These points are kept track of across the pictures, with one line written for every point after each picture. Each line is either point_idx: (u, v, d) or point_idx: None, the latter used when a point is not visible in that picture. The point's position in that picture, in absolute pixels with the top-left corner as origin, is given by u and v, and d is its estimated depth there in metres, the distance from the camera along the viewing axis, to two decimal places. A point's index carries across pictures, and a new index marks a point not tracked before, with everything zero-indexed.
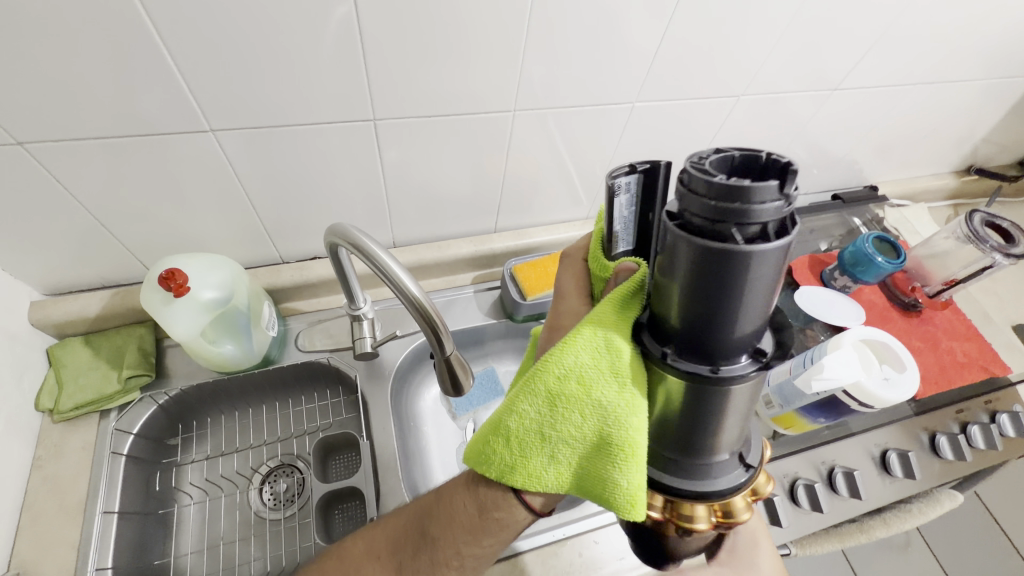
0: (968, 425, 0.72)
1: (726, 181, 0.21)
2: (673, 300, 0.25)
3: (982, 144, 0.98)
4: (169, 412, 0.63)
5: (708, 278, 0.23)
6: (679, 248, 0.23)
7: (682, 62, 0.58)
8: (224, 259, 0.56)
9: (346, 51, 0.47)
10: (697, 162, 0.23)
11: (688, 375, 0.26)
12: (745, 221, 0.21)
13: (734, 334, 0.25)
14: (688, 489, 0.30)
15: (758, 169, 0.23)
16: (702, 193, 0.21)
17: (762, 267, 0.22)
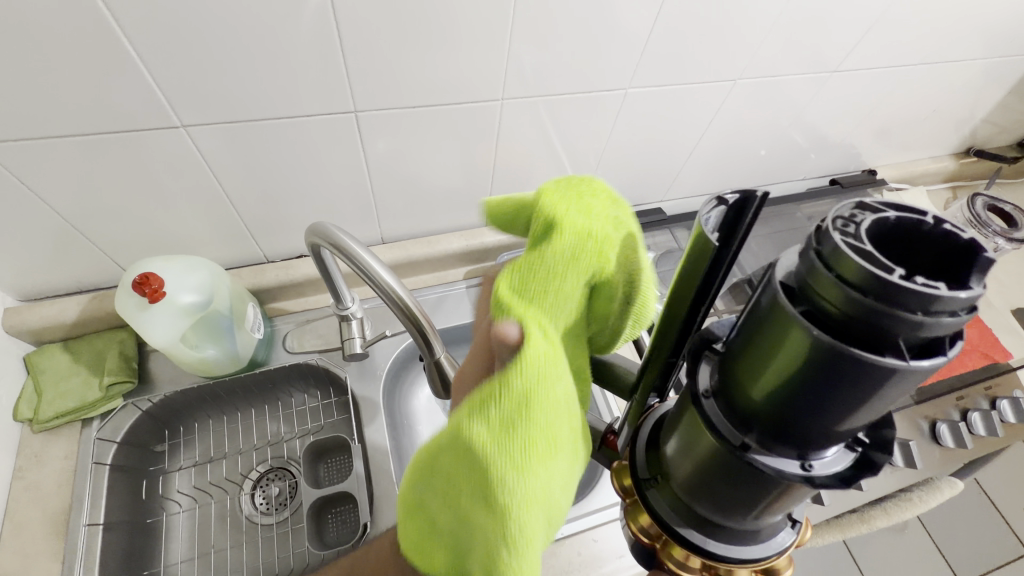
0: (969, 413, 0.70)
1: (906, 280, 0.16)
2: (770, 390, 0.20)
3: (982, 125, 0.97)
4: (154, 418, 0.61)
5: (845, 383, 0.18)
6: (800, 338, 0.18)
7: (676, 45, 0.55)
8: (202, 261, 0.54)
9: (321, 38, 0.44)
10: (851, 232, 0.17)
11: (777, 474, 0.21)
12: (915, 332, 0.16)
13: (840, 433, 0.20)
14: (734, 557, 0.26)
15: (920, 240, 0.18)
16: (867, 283, 0.16)
17: (911, 381, 0.17)
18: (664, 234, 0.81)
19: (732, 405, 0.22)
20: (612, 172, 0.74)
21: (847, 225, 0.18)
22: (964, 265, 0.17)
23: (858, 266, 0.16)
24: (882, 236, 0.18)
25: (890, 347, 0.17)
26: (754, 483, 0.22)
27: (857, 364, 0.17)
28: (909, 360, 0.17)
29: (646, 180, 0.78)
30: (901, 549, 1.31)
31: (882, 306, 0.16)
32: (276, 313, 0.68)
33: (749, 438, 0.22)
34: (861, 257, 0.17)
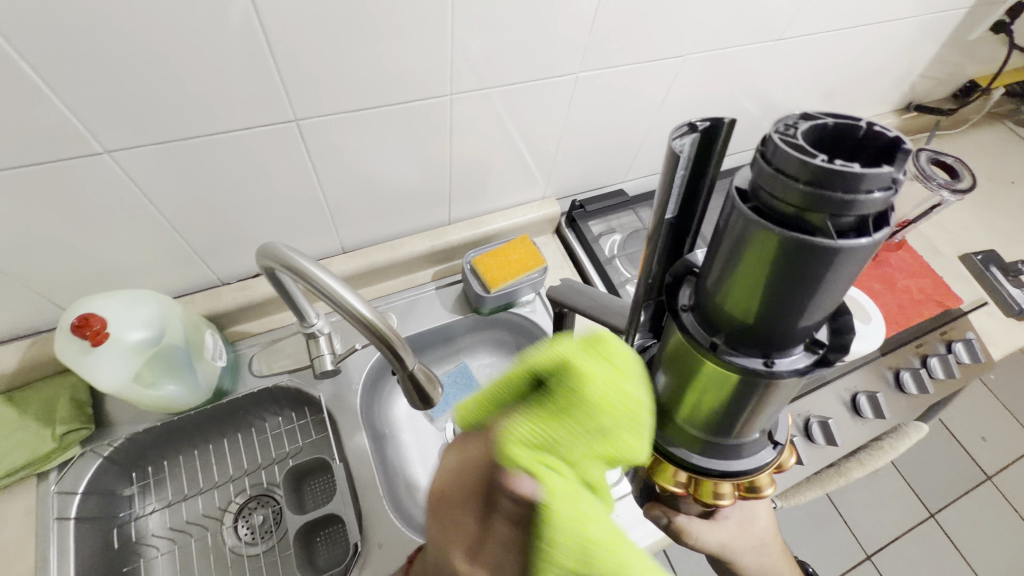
0: (928, 358, 0.74)
1: (829, 162, 0.17)
2: (737, 288, 0.21)
3: (919, 80, 1.00)
4: (118, 462, 0.58)
5: (792, 266, 0.19)
6: (753, 233, 0.19)
7: (622, 25, 0.54)
8: (147, 293, 0.50)
9: (247, 44, 0.41)
10: (786, 132, 0.19)
11: (742, 370, 0.23)
12: (843, 211, 0.17)
13: (799, 324, 0.21)
14: (714, 469, 0.28)
15: (856, 144, 0.19)
16: (797, 169, 0.17)
17: (849, 263, 0.19)
18: (629, 215, 0.82)
19: (706, 312, 0.24)
20: (572, 158, 0.73)
21: (787, 130, 0.19)
22: (892, 157, 0.18)
23: (788, 155, 0.18)
24: (819, 137, 0.20)
25: (822, 229, 0.18)
26: (727, 381, 0.24)
27: (804, 248, 0.18)
28: (841, 241, 0.18)
29: (606, 163, 0.78)
30: (876, 489, 1.39)
31: (817, 187, 0.17)
32: (239, 336, 0.65)
33: (717, 337, 0.24)
34: (790, 150, 0.18)
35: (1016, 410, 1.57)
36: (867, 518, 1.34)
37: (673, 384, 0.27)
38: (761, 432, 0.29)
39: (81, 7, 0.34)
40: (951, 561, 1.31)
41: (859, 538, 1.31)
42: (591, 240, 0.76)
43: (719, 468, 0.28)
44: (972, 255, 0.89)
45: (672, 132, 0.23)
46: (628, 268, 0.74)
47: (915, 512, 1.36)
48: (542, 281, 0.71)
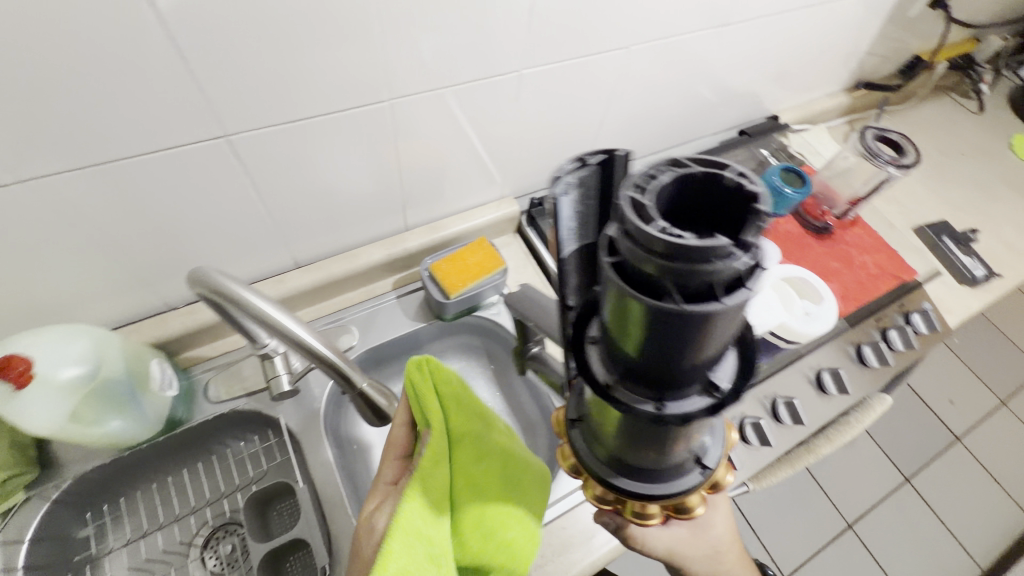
0: (888, 331, 0.75)
1: (667, 232, 0.18)
2: (620, 337, 0.23)
3: (867, 58, 1.02)
4: (70, 503, 0.55)
5: (660, 326, 0.20)
6: (619, 294, 0.21)
7: (560, 19, 0.54)
8: (78, 328, 0.48)
9: (158, 61, 0.39)
10: (641, 191, 0.20)
11: (632, 411, 0.25)
12: (685, 277, 0.19)
13: (685, 370, 0.23)
14: (638, 492, 0.31)
15: (724, 195, 0.20)
16: (649, 238, 0.18)
17: (710, 323, 0.20)
18: None
19: (608, 355, 0.25)
20: (527, 156, 0.72)
21: (644, 188, 0.20)
22: (746, 216, 0.19)
23: (637, 222, 0.19)
24: (685, 190, 0.21)
25: (668, 294, 0.19)
26: (628, 417, 0.26)
27: (658, 314, 0.19)
28: (686, 307, 0.19)
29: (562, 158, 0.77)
30: (853, 459, 1.42)
31: (665, 257, 0.18)
32: (192, 362, 0.62)
33: (613, 377, 0.26)
34: (643, 219, 0.19)
35: (981, 372, 1.63)
36: (847, 488, 1.37)
37: (592, 407, 0.30)
38: (688, 454, 0.31)
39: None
40: (928, 522, 1.35)
41: (840, 508, 1.34)
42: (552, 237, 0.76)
43: (644, 492, 0.31)
44: (925, 227, 0.91)
45: (560, 168, 0.30)
46: None
47: (891, 478, 1.41)
48: (505, 282, 0.70)
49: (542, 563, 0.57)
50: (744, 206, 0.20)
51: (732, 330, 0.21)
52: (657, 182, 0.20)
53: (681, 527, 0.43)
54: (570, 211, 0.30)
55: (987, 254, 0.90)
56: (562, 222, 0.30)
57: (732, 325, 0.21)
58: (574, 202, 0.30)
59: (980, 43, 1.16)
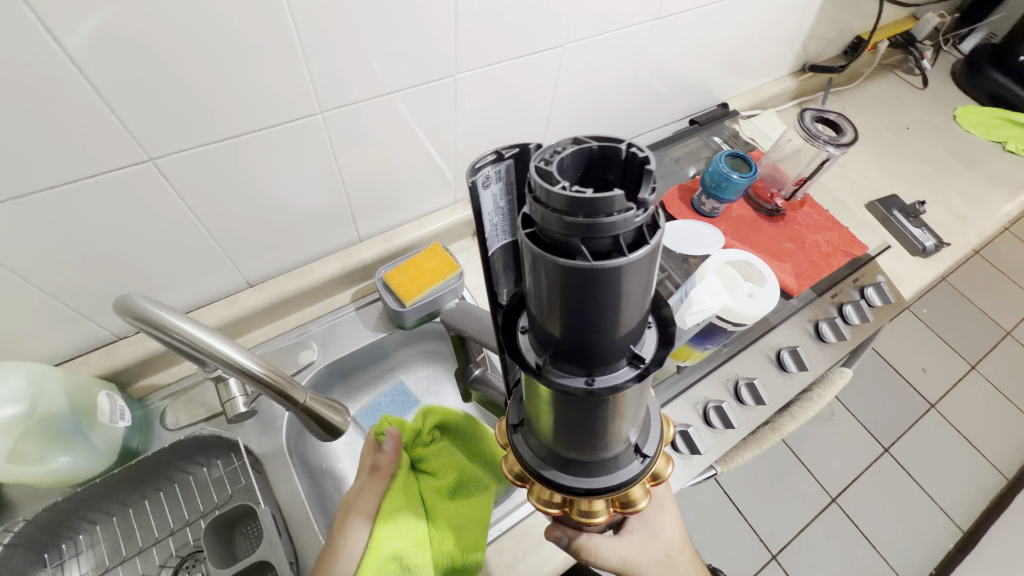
0: (843, 306, 0.77)
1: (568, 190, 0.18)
2: (541, 310, 0.22)
3: (810, 41, 1.04)
4: (24, 547, 0.53)
5: (575, 291, 0.20)
6: (535, 263, 0.20)
7: (488, 22, 0.54)
8: (12, 365, 0.46)
9: (74, 89, 0.38)
10: (545, 162, 0.19)
11: (564, 390, 0.24)
12: (592, 233, 0.18)
13: (609, 340, 0.23)
14: (581, 487, 0.31)
15: (619, 166, 0.20)
16: (554, 198, 0.18)
17: (623, 281, 0.20)
18: None
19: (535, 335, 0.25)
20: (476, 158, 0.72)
21: (548, 159, 0.20)
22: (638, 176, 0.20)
23: (542, 185, 0.18)
24: (585, 163, 0.20)
25: (579, 253, 0.19)
26: (563, 398, 0.25)
27: (571, 273, 0.19)
28: (596, 263, 0.19)
29: None
30: (832, 433, 1.45)
31: (569, 214, 0.18)
32: (147, 391, 0.62)
33: (544, 358, 0.25)
34: (547, 181, 0.18)
35: (949, 338, 1.67)
36: (828, 462, 1.40)
37: (528, 393, 0.29)
38: (626, 445, 0.31)
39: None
40: (908, 489, 1.38)
41: (823, 483, 1.37)
42: None
43: (586, 485, 0.31)
44: (875, 202, 0.93)
45: (474, 163, 0.24)
46: None
47: (870, 448, 1.44)
48: (462, 286, 0.70)
49: (514, 562, 0.57)
50: (637, 171, 0.20)
51: (646, 289, 0.21)
52: (559, 153, 0.20)
53: (632, 536, 0.44)
54: (495, 204, 0.27)
55: (935, 224, 0.92)
56: (486, 219, 0.27)
57: (645, 284, 0.21)
58: (500, 198, 0.27)
59: (919, 20, 1.20)
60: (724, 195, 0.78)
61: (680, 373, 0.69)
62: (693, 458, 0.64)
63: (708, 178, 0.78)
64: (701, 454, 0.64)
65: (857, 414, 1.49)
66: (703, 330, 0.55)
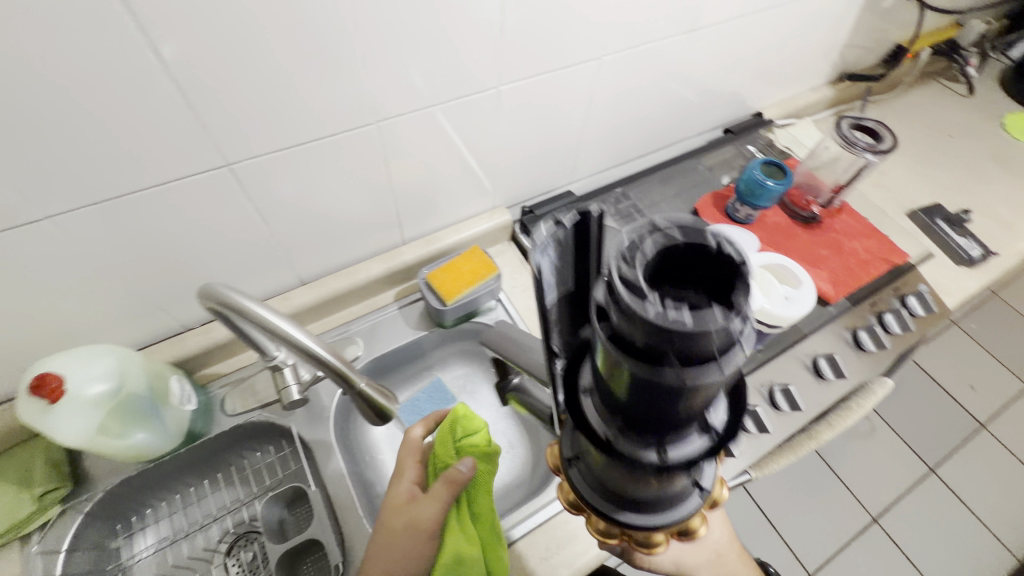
0: (883, 315, 0.76)
1: (661, 315, 0.20)
2: (618, 388, 0.25)
3: (846, 50, 1.04)
4: (101, 517, 0.59)
5: (659, 388, 0.22)
6: (621, 361, 0.23)
7: (531, 36, 0.57)
8: (103, 347, 0.52)
9: (172, 101, 0.43)
10: (629, 266, 0.21)
11: (635, 457, 0.27)
12: (683, 350, 0.21)
13: (683, 416, 0.25)
14: (643, 522, 0.31)
15: (704, 263, 0.22)
16: (642, 319, 0.20)
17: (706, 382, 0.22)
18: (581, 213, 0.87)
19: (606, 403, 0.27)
20: (514, 165, 0.76)
21: (632, 258, 0.21)
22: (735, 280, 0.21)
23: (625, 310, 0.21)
24: (669, 259, 0.22)
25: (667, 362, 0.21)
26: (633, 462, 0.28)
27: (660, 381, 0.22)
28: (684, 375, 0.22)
29: (548, 167, 0.80)
30: (873, 450, 1.40)
31: (653, 347, 0.22)
32: (208, 379, 0.66)
33: (613, 428, 0.28)
34: (634, 293, 0.21)
35: (1001, 355, 1.59)
36: (868, 481, 1.35)
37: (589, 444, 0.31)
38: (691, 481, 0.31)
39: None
40: (956, 513, 1.32)
41: (862, 501, 1.32)
42: None
43: (651, 521, 0.31)
44: (917, 210, 0.92)
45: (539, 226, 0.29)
46: None
47: (914, 467, 1.38)
48: (499, 287, 0.73)
49: (549, 554, 0.58)
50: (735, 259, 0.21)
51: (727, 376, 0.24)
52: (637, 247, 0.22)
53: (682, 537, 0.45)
54: (550, 269, 0.29)
55: (982, 234, 0.90)
56: (543, 279, 0.29)
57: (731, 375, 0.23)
58: (553, 261, 0.29)
59: (964, 26, 1.17)
60: (760, 202, 0.79)
61: None
62: (727, 460, 0.63)
63: (743, 185, 0.79)
64: (735, 457, 0.64)
65: (899, 431, 1.44)
66: None
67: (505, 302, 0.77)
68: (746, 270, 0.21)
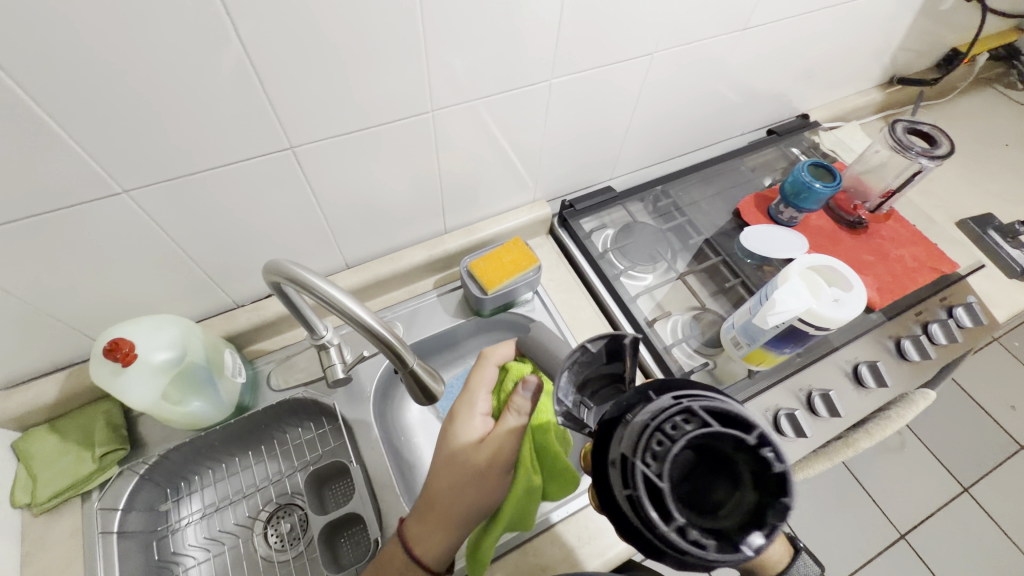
0: (929, 325, 0.74)
1: (684, 527, 0.28)
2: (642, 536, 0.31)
3: (899, 53, 1.01)
4: (154, 479, 0.62)
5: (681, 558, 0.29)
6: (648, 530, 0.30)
7: (586, 30, 0.58)
8: (168, 317, 0.54)
9: (244, 83, 0.45)
10: (659, 471, 0.29)
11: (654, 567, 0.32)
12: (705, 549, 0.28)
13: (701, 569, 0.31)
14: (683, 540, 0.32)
15: (737, 455, 0.30)
16: (670, 525, 0.28)
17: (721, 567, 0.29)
18: (619, 210, 0.87)
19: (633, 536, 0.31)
20: (556, 159, 0.76)
21: (661, 448, 0.30)
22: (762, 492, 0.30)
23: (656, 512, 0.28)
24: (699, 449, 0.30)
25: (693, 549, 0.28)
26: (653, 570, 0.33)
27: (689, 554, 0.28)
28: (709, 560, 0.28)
29: (589, 162, 0.81)
30: (904, 465, 1.37)
31: (676, 548, 0.28)
32: (256, 354, 0.69)
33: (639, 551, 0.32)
34: (665, 502, 0.28)
35: None
36: (898, 497, 1.31)
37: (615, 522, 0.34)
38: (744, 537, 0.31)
39: (87, 56, 0.38)
40: (990, 536, 1.28)
41: (892, 518, 1.28)
42: (583, 237, 0.81)
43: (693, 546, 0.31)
44: (968, 220, 0.89)
45: (570, 352, 0.42)
46: (620, 260, 0.81)
47: (947, 486, 1.34)
48: (538, 279, 0.74)
49: (579, 544, 0.59)
50: (782, 483, 0.29)
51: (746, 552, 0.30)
52: (678, 445, 0.29)
53: None
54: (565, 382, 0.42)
55: None
56: (563, 389, 0.42)
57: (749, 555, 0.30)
58: (568, 379, 0.43)
59: None
60: (806, 204, 0.78)
61: (752, 378, 0.68)
62: None
63: (788, 186, 0.79)
64: None
65: (932, 448, 1.40)
66: (783, 333, 0.56)
67: (541, 295, 0.78)
68: (784, 495, 0.29)
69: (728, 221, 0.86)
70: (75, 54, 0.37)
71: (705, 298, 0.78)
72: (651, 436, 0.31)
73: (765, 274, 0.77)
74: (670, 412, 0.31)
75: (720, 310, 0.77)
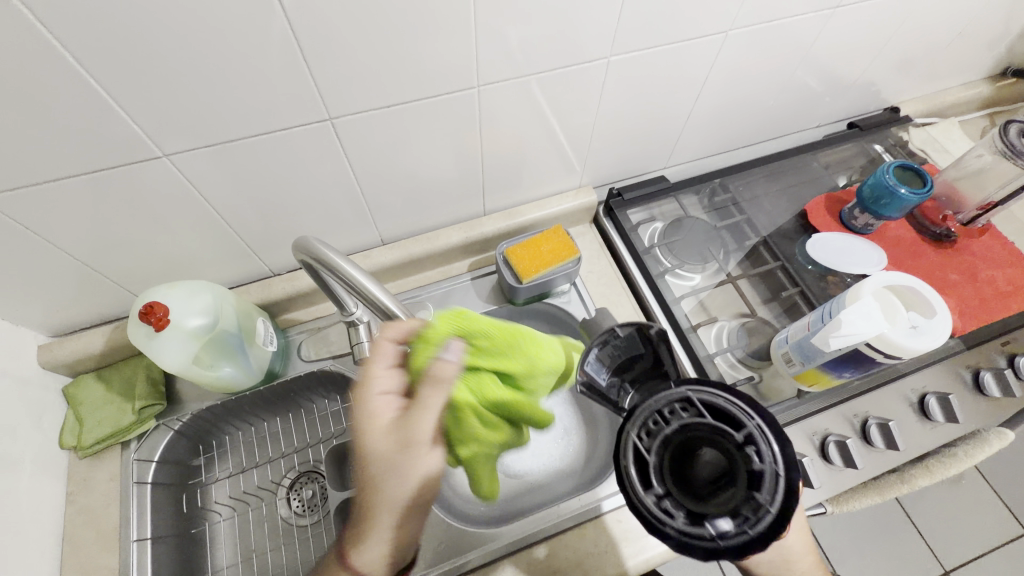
0: (1016, 357, 0.66)
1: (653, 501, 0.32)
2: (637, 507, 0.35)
3: (1019, 41, 0.88)
4: (187, 435, 0.64)
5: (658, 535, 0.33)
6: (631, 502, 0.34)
7: (657, 4, 0.52)
8: (203, 284, 0.56)
9: (284, 48, 0.43)
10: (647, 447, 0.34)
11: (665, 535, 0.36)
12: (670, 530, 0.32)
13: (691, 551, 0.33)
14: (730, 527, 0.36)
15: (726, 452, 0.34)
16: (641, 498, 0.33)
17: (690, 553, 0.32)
18: (670, 202, 0.81)
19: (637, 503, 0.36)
20: (608, 144, 0.71)
21: (654, 430, 0.35)
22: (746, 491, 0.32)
23: (640, 479, 0.34)
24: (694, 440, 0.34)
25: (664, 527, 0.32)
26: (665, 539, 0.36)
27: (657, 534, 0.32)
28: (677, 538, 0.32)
29: (643, 149, 0.75)
30: (957, 499, 1.26)
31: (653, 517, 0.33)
32: (289, 324, 0.70)
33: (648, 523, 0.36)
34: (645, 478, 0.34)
35: None
36: (945, 531, 1.22)
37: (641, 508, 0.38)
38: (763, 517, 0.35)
39: (128, 15, 0.36)
40: None
41: (937, 554, 1.19)
42: (629, 229, 0.76)
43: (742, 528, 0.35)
44: None
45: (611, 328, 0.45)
46: (667, 257, 0.75)
47: (1005, 526, 1.23)
48: (577, 271, 0.70)
49: (595, 550, 0.56)
50: (757, 480, 0.33)
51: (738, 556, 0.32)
52: (671, 427, 0.35)
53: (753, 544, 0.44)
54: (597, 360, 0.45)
55: None
56: (594, 368, 0.45)
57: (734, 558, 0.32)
58: (597, 359, 0.45)
59: None
60: (886, 211, 0.70)
61: (800, 399, 0.63)
62: (803, 491, 0.57)
63: (867, 190, 0.71)
64: (813, 489, 0.58)
65: (992, 484, 1.28)
66: (844, 357, 0.51)
67: (578, 287, 0.74)
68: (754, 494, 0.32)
69: (791, 222, 0.79)
70: (117, 13, 0.36)
71: (755, 304, 0.72)
72: (649, 418, 0.36)
73: (828, 284, 0.70)
74: (675, 400, 0.37)
75: (772, 320, 0.71)
